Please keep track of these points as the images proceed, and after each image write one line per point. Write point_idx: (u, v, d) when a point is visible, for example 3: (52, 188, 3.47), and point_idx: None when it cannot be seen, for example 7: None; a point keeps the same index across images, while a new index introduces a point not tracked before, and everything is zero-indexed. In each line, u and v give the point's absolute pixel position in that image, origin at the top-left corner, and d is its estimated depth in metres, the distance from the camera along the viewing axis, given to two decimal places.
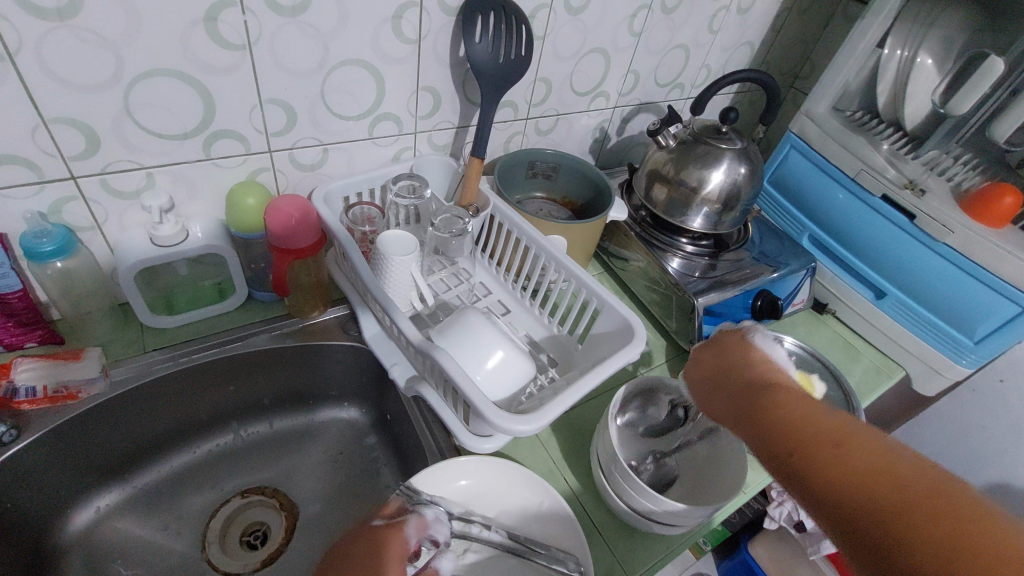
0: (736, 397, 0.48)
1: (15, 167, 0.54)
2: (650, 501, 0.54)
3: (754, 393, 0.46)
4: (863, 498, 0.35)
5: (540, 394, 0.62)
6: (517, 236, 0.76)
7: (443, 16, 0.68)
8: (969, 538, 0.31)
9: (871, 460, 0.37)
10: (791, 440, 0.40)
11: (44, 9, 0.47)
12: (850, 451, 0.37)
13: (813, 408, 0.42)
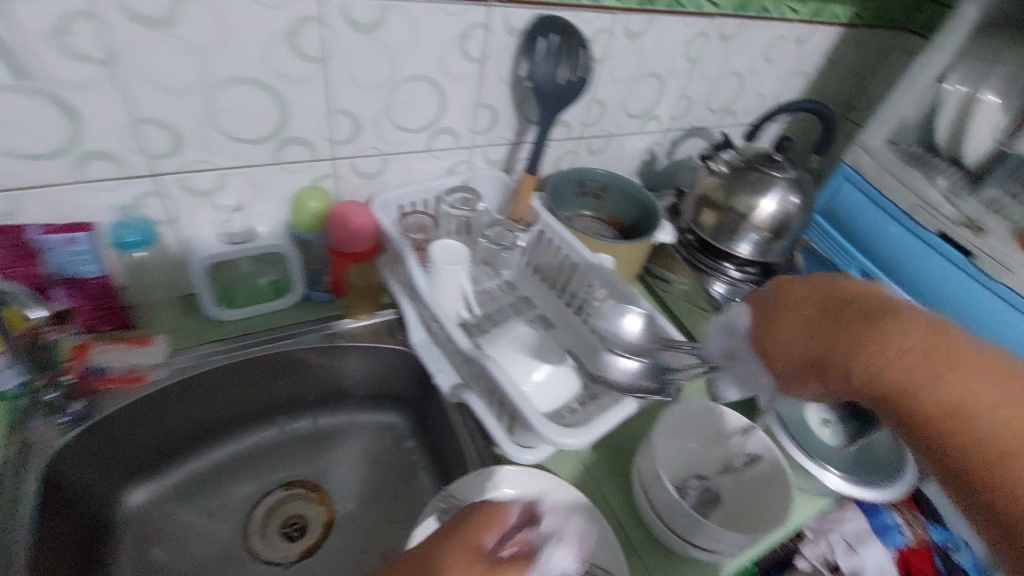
0: (817, 348, 0.45)
1: (109, 162, 0.58)
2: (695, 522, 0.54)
3: (818, 321, 0.46)
4: (964, 416, 0.38)
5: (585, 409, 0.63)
6: (564, 252, 0.77)
7: (507, 37, 0.71)
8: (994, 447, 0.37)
9: (976, 374, 0.38)
10: (854, 364, 0.42)
11: (150, 20, 0.51)
12: (950, 368, 0.38)
13: (879, 324, 0.41)
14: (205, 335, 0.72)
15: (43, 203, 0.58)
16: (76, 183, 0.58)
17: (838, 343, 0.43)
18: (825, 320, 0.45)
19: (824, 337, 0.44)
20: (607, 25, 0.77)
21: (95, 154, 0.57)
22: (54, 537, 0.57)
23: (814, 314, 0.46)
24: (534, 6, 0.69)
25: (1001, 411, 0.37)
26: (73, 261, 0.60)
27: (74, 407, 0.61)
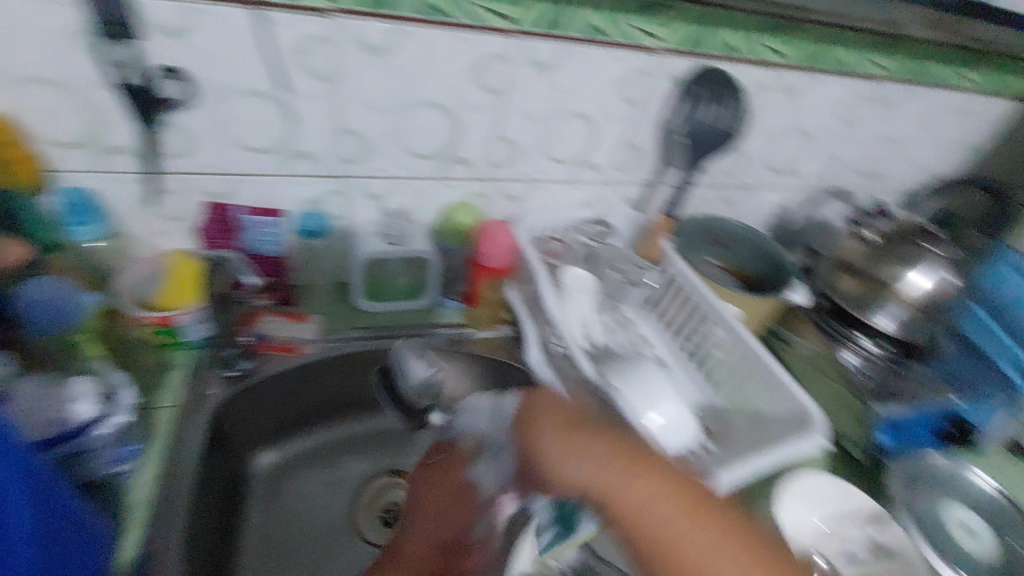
0: (597, 475, 0.49)
1: (309, 161, 0.68)
2: None
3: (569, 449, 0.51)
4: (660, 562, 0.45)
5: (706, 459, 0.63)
6: (692, 297, 0.77)
7: (668, 84, 0.73)
8: None
9: (659, 501, 0.48)
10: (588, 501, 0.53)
11: (372, 47, 0.59)
12: (661, 501, 0.48)
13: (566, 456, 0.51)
14: (350, 322, 0.79)
15: (251, 188, 0.69)
16: (280, 175, 0.68)
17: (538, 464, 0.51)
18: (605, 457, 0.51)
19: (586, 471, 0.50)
20: (766, 80, 0.77)
21: (300, 152, 0.67)
22: (209, 476, 0.65)
23: (562, 418, 0.54)
24: (699, 57, 0.72)
25: (654, 519, 0.47)
26: (263, 238, 0.71)
27: (241, 365, 0.70)
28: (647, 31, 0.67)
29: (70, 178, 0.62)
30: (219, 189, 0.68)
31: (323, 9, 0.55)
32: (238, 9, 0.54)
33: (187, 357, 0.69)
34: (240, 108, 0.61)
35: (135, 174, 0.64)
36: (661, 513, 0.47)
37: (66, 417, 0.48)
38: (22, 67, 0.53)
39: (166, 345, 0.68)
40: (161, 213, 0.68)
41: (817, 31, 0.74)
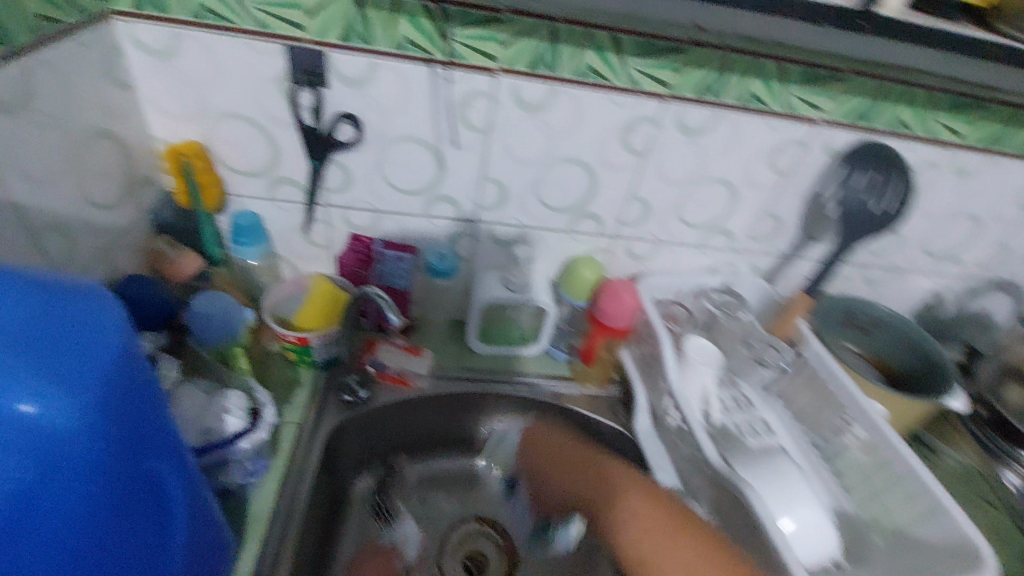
0: (591, 478, 0.69)
1: (448, 205, 0.71)
2: None
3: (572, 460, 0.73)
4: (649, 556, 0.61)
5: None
6: (830, 387, 0.70)
7: (823, 157, 0.69)
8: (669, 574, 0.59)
9: (652, 509, 0.63)
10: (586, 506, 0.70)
11: (528, 105, 0.61)
12: (644, 513, 0.63)
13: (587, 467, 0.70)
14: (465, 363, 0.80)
15: (391, 225, 0.73)
16: (419, 215, 0.72)
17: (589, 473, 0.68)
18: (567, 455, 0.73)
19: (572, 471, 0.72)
20: (936, 161, 0.70)
21: (442, 196, 0.70)
22: (318, 497, 0.67)
23: (561, 444, 0.74)
24: (863, 132, 0.67)
25: (640, 528, 0.62)
26: (396, 273, 0.74)
27: (361, 392, 0.72)
28: (808, 103, 0.64)
29: (243, 203, 0.69)
30: (364, 223, 0.72)
31: (491, 69, 0.58)
32: (416, 66, 0.57)
33: (313, 376, 0.73)
34: (397, 153, 0.65)
35: (296, 204, 0.69)
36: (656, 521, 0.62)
37: (218, 428, 0.52)
38: (226, 106, 0.60)
39: (298, 363, 0.73)
40: (311, 240, 0.74)
41: (1002, 110, 0.67)
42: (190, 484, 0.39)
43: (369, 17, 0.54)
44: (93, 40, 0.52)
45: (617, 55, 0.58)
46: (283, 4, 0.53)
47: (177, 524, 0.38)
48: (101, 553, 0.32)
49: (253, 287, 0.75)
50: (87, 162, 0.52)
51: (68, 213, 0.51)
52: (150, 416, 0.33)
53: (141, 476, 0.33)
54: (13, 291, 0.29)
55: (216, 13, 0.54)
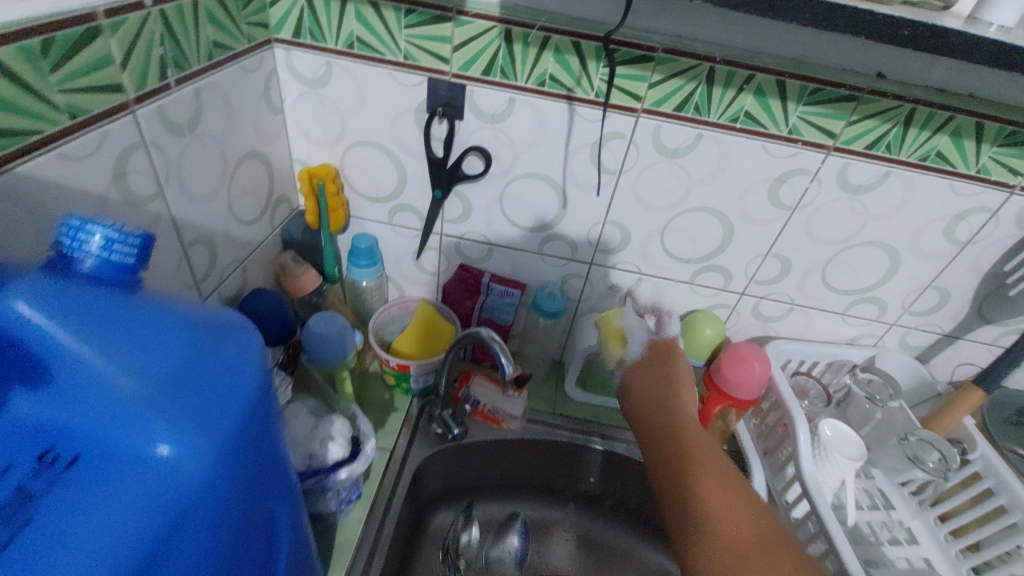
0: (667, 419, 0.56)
1: (563, 244, 0.67)
2: None
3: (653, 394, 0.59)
4: (706, 525, 0.49)
5: None
6: (1002, 501, 0.57)
7: (1015, 228, 0.58)
8: (720, 545, 0.47)
9: (714, 475, 0.52)
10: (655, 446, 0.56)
11: (667, 148, 0.57)
12: (724, 492, 0.51)
13: (663, 409, 0.57)
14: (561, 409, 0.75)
15: (503, 258, 0.71)
16: (534, 252, 0.69)
17: (665, 416, 0.57)
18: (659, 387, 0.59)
19: (652, 405, 0.58)
20: None
21: (560, 235, 0.67)
22: (401, 529, 0.65)
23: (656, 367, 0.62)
24: None
25: (712, 505, 0.50)
26: (501, 308, 0.71)
27: (455, 429, 0.69)
28: (1008, 166, 0.54)
29: (363, 224, 0.70)
30: (475, 255, 0.71)
31: (636, 110, 0.55)
32: (556, 103, 0.55)
33: (407, 402, 0.72)
34: (522, 188, 0.63)
35: (413, 230, 0.69)
36: (721, 508, 0.50)
37: (321, 455, 0.51)
38: (363, 132, 0.61)
39: (395, 387, 0.72)
40: (420, 265, 0.73)
41: None
42: (293, 513, 0.37)
43: (515, 52, 0.53)
44: (256, 65, 0.54)
45: (781, 102, 0.52)
46: (433, 37, 0.53)
47: (278, 556, 0.37)
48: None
49: (362, 306, 0.76)
50: (237, 179, 0.55)
51: (216, 228, 0.53)
52: (270, 455, 0.31)
53: (256, 519, 0.31)
54: (133, 328, 0.26)
55: (366, 43, 0.54)
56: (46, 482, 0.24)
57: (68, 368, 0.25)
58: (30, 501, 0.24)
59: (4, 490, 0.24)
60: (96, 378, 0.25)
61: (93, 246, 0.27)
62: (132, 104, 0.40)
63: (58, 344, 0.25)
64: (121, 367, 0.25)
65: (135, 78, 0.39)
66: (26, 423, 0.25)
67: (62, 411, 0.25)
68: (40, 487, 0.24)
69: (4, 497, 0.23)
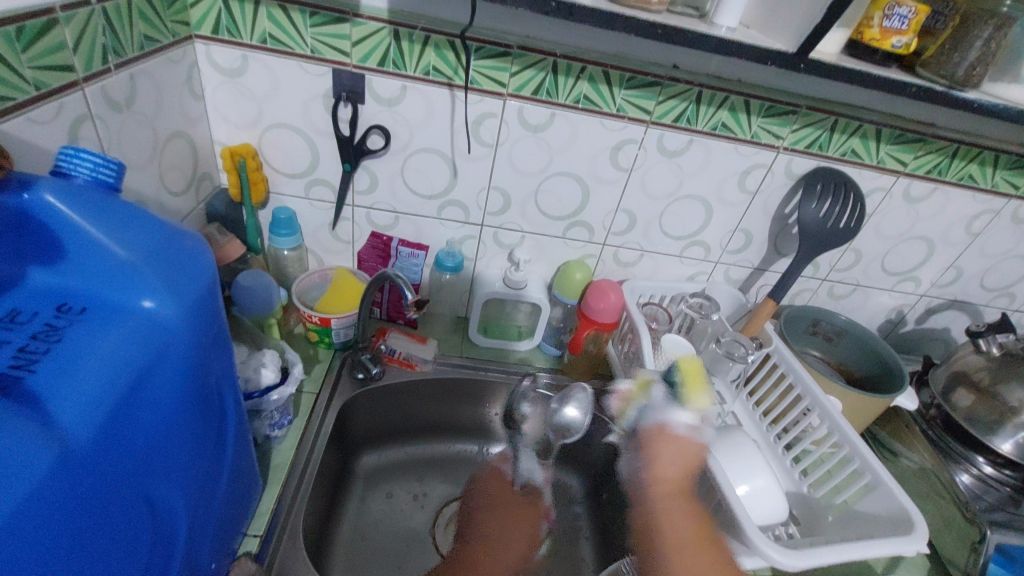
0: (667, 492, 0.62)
1: (458, 209, 0.81)
2: None
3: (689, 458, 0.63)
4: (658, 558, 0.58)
5: (796, 544, 0.64)
6: (791, 380, 0.78)
7: (784, 179, 0.79)
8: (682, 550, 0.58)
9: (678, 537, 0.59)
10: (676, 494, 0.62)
11: (529, 125, 0.73)
12: (687, 551, 0.57)
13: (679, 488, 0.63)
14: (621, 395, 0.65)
15: (408, 225, 0.83)
16: (434, 218, 0.82)
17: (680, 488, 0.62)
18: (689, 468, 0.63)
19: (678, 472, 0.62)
20: (885, 186, 0.80)
21: (454, 201, 0.80)
22: (329, 460, 0.75)
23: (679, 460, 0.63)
24: (819, 159, 0.77)
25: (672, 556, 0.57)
26: (410, 268, 0.85)
27: (374, 369, 0.80)
28: (770, 132, 0.74)
29: (282, 199, 0.80)
30: (384, 223, 0.83)
31: (502, 94, 0.70)
32: (440, 89, 0.69)
33: (330, 355, 0.83)
34: (419, 162, 0.76)
35: (328, 203, 0.80)
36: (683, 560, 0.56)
37: (255, 379, 0.61)
38: (279, 116, 0.72)
39: (318, 342, 0.82)
40: (337, 235, 0.84)
41: (948, 147, 0.76)
42: (238, 397, 0.48)
43: (403, 48, 0.66)
44: (180, 57, 0.64)
45: (608, 87, 0.70)
46: (334, 35, 0.65)
47: (228, 433, 0.47)
48: (188, 445, 0.40)
49: (284, 275, 0.85)
50: (166, 154, 0.64)
51: (149, 195, 0.61)
52: (222, 334, 0.42)
53: (211, 384, 0.42)
54: (122, 220, 0.37)
55: (277, 39, 0.66)
56: (65, 322, 0.35)
57: (78, 242, 0.36)
58: (55, 331, 0.34)
59: (37, 324, 0.34)
60: (101, 248, 0.36)
61: (83, 168, 0.39)
62: (81, 83, 0.49)
63: (70, 226, 0.36)
64: (121, 244, 0.36)
65: (83, 59, 0.49)
66: (55, 288, 0.36)
67: (73, 279, 0.36)
68: (61, 323, 0.34)
69: (38, 328, 0.34)
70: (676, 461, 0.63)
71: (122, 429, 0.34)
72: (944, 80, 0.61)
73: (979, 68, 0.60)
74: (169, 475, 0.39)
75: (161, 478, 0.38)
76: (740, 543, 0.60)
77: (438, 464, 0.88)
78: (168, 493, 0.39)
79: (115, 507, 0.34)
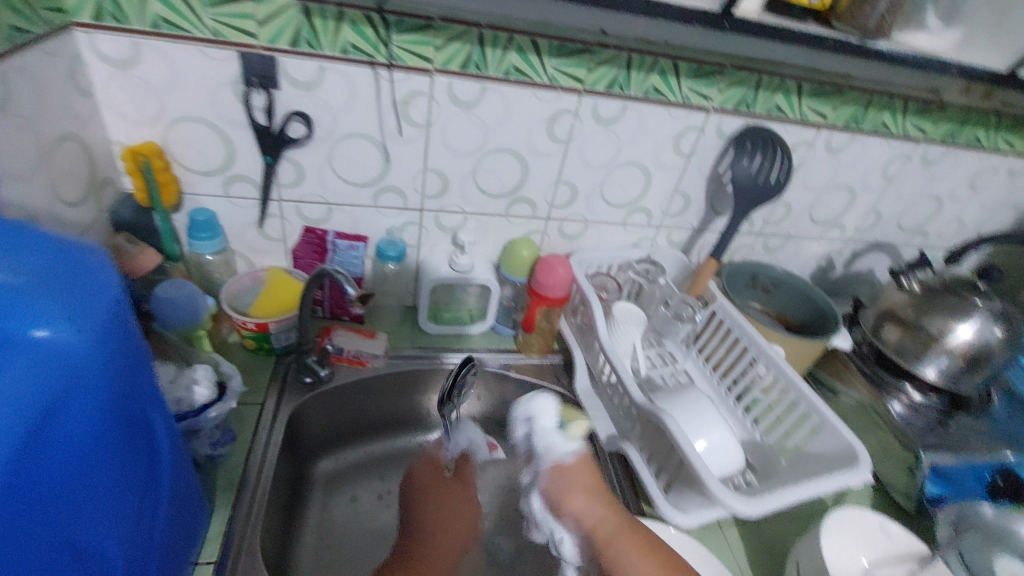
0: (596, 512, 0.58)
1: (394, 194, 0.78)
2: None
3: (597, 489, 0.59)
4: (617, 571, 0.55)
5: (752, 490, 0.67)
6: (736, 334, 0.81)
7: (717, 139, 0.80)
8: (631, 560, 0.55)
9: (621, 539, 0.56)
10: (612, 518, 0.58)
11: (460, 101, 0.70)
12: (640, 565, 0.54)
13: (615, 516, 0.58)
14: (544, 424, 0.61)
15: (342, 216, 0.79)
16: (370, 206, 0.78)
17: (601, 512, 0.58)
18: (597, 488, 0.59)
19: (593, 496, 0.58)
20: (809, 139, 0.83)
21: (389, 187, 0.77)
22: (283, 472, 0.71)
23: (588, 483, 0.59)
24: (748, 118, 0.79)
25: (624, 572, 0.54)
26: (350, 261, 0.81)
27: (322, 371, 0.76)
28: (700, 93, 0.75)
29: (199, 201, 0.73)
30: (316, 216, 0.78)
31: (429, 70, 0.66)
32: (361, 69, 0.65)
33: (272, 361, 0.78)
34: (346, 148, 0.72)
35: (251, 200, 0.74)
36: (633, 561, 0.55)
37: (188, 397, 0.56)
38: (183, 109, 0.65)
39: (257, 350, 0.77)
40: (265, 233, 0.78)
41: (863, 96, 0.80)
42: (168, 421, 0.44)
43: (316, 25, 0.61)
44: (58, 48, 0.56)
45: (538, 57, 0.68)
46: (237, 15, 0.59)
47: (162, 459, 0.43)
48: (115, 480, 0.36)
49: (212, 282, 0.79)
50: (56, 161, 0.57)
51: (41, 209, 0.54)
52: (139, 354, 0.38)
53: (133, 410, 0.38)
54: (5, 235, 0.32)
55: (171, 22, 0.59)
56: None
57: None
58: None
59: None
60: None
61: None
62: None
63: None
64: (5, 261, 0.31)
65: None
66: None
67: None
68: None
69: None
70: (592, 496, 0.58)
71: (31, 469, 0.30)
72: (857, 33, 0.63)
73: (889, 18, 0.63)
74: (96, 510, 0.35)
75: (84, 517, 0.34)
76: (703, 497, 0.62)
77: (401, 458, 0.86)
78: (96, 532, 0.35)
79: (24, 553, 0.31)
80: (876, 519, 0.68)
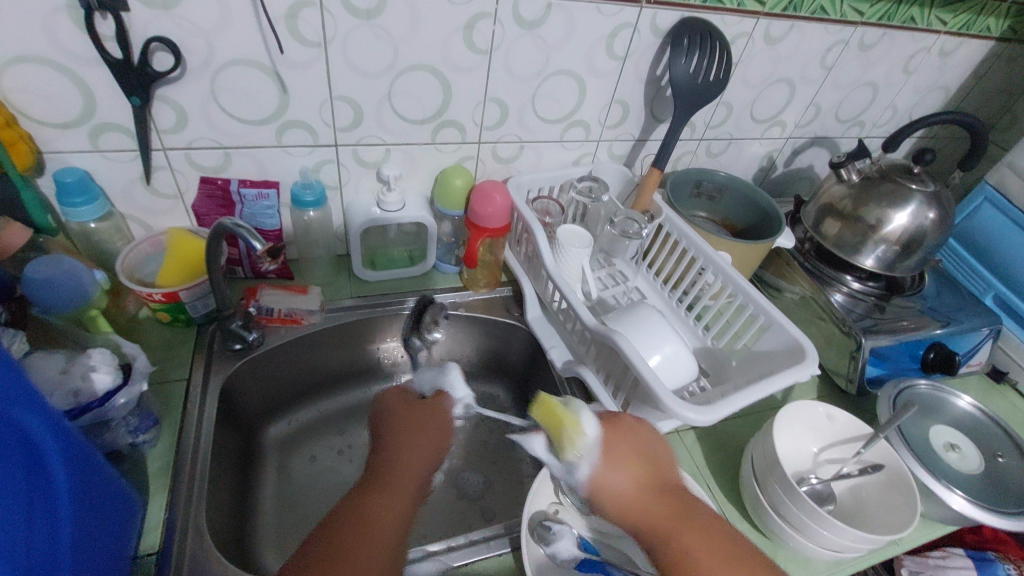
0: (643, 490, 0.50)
1: (300, 130, 0.68)
2: (827, 528, 0.58)
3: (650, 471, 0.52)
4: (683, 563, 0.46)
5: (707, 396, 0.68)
6: (683, 245, 0.79)
7: (652, 37, 0.74)
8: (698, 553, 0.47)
9: (689, 531, 0.48)
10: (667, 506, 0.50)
11: (358, 10, 0.60)
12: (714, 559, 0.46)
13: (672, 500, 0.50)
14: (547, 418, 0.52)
15: (244, 161, 0.69)
16: (275, 146, 0.69)
17: (654, 490, 0.51)
18: (650, 466, 0.52)
19: (644, 472, 0.51)
20: (748, 29, 0.78)
21: (293, 122, 0.67)
22: (226, 446, 0.66)
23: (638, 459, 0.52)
24: (682, 9, 0.72)
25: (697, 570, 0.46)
26: (262, 212, 0.72)
27: (250, 336, 0.70)
28: None
29: (63, 159, 0.62)
30: (213, 164, 0.68)
31: None
32: None
33: (194, 331, 0.71)
34: (232, 79, 0.61)
35: (128, 153, 0.64)
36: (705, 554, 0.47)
37: (87, 387, 0.50)
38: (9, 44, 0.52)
39: (174, 322, 0.70)
40: (156, 190, 0.68)
41: None
42: (49, 420, 0.37)
43: None
44: None
45: None
46: None
47: (53, 466, 0.37)
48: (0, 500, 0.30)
49: (104, 253, 0.69)
50: None
51: None
52: None
53: None
54: None
55: None
56: None
57: None
58: None
59: None
60: None
61: None
62: None
63: None
64: None
65: None
66: None
67: None
68: None
69: None
70: (632, 470, 0.51)
71: None
72: None
73: None
74: None
75: None
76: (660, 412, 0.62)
77: (355, 411, 0.82)
78: None
79: None
80: (825, 408, 0.70)
